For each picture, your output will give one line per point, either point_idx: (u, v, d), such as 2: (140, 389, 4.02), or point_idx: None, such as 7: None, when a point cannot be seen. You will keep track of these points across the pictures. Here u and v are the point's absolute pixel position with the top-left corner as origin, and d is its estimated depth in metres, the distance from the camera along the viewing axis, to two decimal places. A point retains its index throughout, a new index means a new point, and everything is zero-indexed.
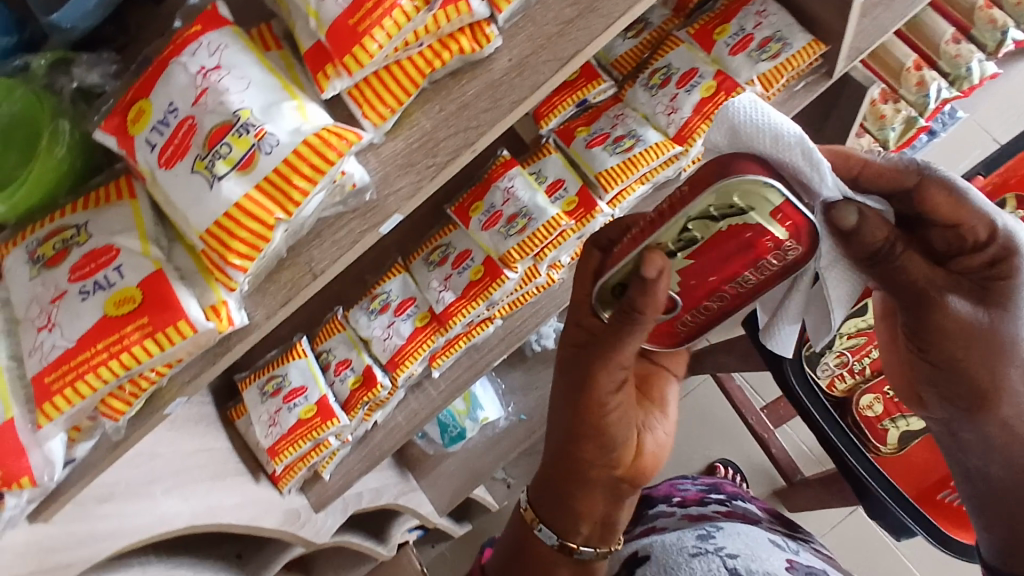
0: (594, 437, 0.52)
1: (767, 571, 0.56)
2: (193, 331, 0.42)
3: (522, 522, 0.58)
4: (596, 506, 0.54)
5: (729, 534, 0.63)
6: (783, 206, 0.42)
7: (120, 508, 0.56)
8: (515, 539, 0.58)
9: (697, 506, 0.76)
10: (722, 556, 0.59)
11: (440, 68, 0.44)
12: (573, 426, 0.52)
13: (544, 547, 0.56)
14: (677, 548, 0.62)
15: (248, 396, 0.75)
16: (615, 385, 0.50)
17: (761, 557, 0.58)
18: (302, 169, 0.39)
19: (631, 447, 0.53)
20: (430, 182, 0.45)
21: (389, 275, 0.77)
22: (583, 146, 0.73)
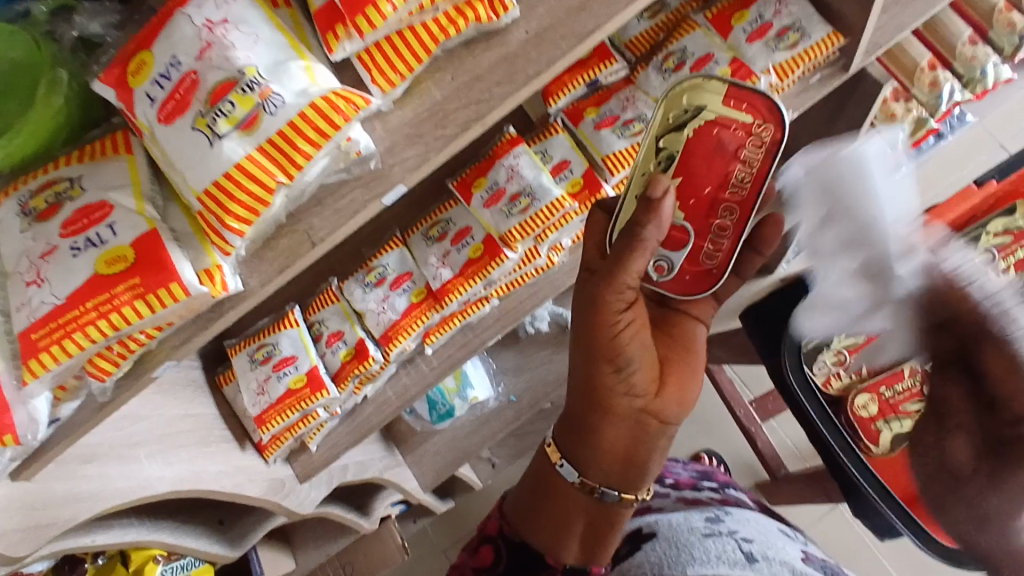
0: (611, 363, 0.49)
1: (783, 558, 0.57)
2: (186, 294, 0.41)
3: (545, 458, 0.58)
4: (620, 441, 0.52)
5: (738, 520, 0.65)
6: (728, 92, 0.46)
7: (103, 470, 0.55)
8: (537, 478, 0.58)
9: (691, 490, 0.77)
10: (738, 539, 0.60)
11: (454, 37, 0.43)
12: (586, 362, 0.50)
13: (568, 487, 0.55)
14: (687, 527, 0.62)
15: (237, 363, 0.74)
16: (625, 305, 0.47)
17: (777, 545, 0.59)
18: (306, 133, 0.37)
19: (652, 378, 0.50)
20: (437, 154, 0.43)
21: (386, 249, 0.76)
22: (591, 128, 0.72)
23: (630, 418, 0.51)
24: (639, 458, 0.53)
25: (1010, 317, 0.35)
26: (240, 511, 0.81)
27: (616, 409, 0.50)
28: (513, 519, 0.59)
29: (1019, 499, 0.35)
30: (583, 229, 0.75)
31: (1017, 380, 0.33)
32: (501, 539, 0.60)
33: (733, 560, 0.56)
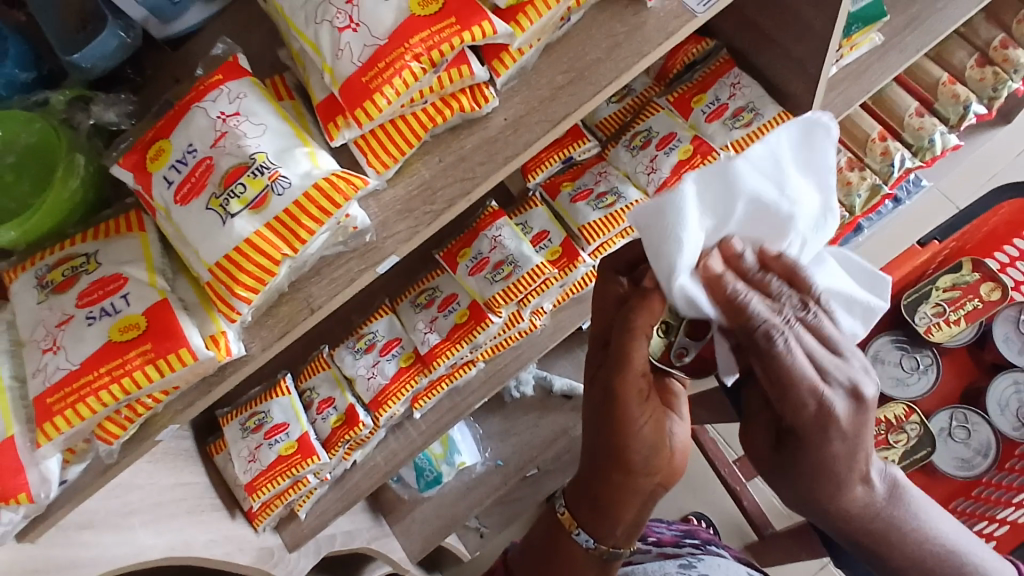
0: (633, 449, 0.54)
1: None
2: (194, 359, 0.44)
3: (558, 526, 0.62)
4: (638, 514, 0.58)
5: (710, 564, 0.73)
6: None
7: (97, 537, 0.57)
8: (542, 544, 0.63)
9: (673, 547, 0.78)
10: None
11: (441, 124, 0.48)
12: (610, 449, 0.55)
13: (579, 552, 0.61)
14: (660, 571, 0.71)
15: (229, 432, 0.76)
16: (643, 394, 0.53)
17: None
18: (311, 210, 0.42)
19: (669, 460, 0.56)
20: (427, 228, 0.48)
21: (376, 315, 0.79)
22: (568, 200, 0.77)
23: (648, 492, 0.57)
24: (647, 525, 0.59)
25: (746, 306, 0.43)
26: None
27: (638, 488, 0.56)
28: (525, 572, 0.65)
29: (833, 484, 0.48)
30: (563, 293, 0.79)
31: (787, 395, 0.43)
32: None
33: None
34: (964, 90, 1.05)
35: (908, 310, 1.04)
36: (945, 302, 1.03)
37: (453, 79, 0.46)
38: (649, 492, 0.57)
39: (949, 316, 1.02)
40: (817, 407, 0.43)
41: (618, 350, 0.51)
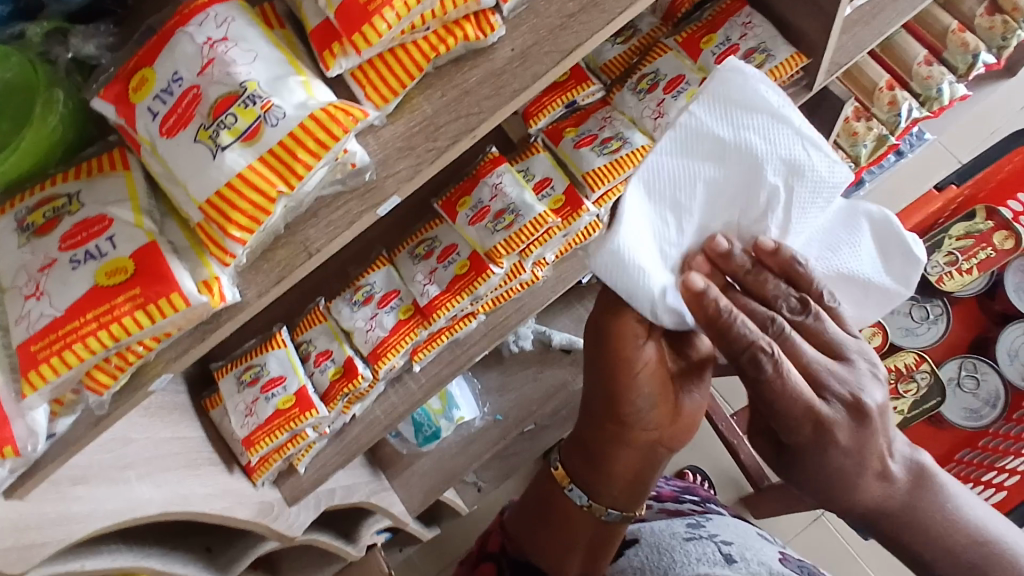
0: (629, 399, 0.57)
1: (760, 559, 0.62)
2: (186, 304, 0.42)
3: (552, 482, 0.64)
4: (632, 467, 0.60)
5: (718, 524, 0.70)
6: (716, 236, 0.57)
7: (93, 491, 0.56)
8: (541, 500, 0.65)
9: (674, 502, 0.81)
10: (716, 542, 0.65)
11: (445, 55, 0.45)
12: (607, 399, 0.57)
13: (575, 509, 0.62)
14: (670, 532, 0.68)
15: (224, 385, 0.74)
16: (642, 340, 0.55)
17: (754, 547, 0.65)
18: (307, 143, 0.39)
19: (664, 410, 0.58)
20: (429, 165, 0.45)
21: (373, 267, 0.77)
22: (572, 146, 0.74)
23: (645, 447, 0.59)
24: (644, 481, 0.61)
25: (734, 322, 0.47)
26: (227, 538, 0.80)
27: (633, 438, 0.58)
28: (514, 531, 0.66)
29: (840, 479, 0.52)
30: (565, 244, 0.76)
31: (778, 408, 0.48)
32: (505, 556, 0.66)
33: (714, 561, 0.62)
34: (974, 38, 1.01)
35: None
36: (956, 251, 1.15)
37: (456, 4, 0.43)
38: (646, 446, 0.59)
39: (961, 265, 1.14)
40: (814, 426, 0.49)
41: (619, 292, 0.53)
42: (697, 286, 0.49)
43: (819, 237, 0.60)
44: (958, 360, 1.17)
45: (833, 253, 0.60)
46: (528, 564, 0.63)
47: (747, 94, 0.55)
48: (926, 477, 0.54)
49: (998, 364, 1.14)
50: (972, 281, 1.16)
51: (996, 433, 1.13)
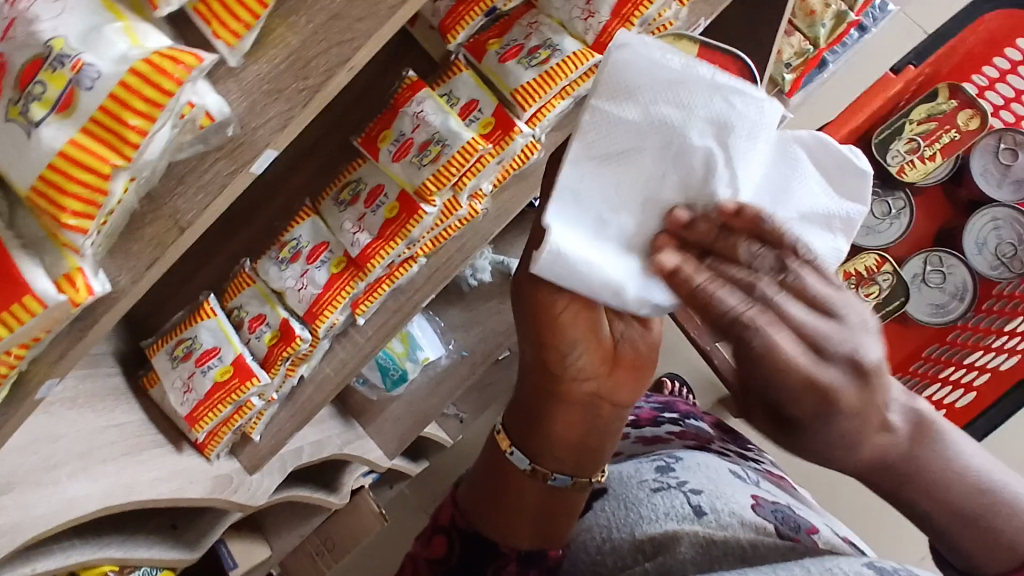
0: (558, 352, 0.55)
1: (731, 509, 0.60)
2: (43, 306, 0.36)
3: (495, 448, 0.63)
4: (573, 426, 0.59)
5: (688, 466, 0.68)
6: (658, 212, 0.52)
7: (19, 499, 0.51)
8: (489, 471, 0.63)
9: (651, 427, 0.86)
10: (686, 492, 0.64)
11: None
12: (538, 356, 0.56)
13: (518, 474, 0.61)
14: (637, 482, 0.67)
15: (158, 363, 0.70)
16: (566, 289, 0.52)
17: (727, 495, 0.62)
18: (134, 104, 0.32)
19: (599, 363, 0.57)
20: (303, 109, 0.38)
21: (297, 220, 0.71)
22: (496, 61, 0.66)
23: (582, 401, 0.59)
24: (587, 442, 0.61)
25: (713, 297, 0.40)
26: (193, 513, 0.78)
27: (566, 394, 0.58)
28: (468, 508, 0.61)
29: (850, 434, 0.43)
30: (502, 171, 0.70)
31: (773, 385, 0.39)
32: (455, 528, 0.60)
33: (683, 516, 0.61)
34: None
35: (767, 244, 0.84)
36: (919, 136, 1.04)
37: None
38: (582, 401, 0.59)
39: (924, 152, 1.04)
40: (812, 394, 0.39)
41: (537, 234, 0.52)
42: (669, 265, 0.44)
43: (766, 182, 0.50)
44: (922, 255, 1.06)
45: (783, 194, 0.50)
46: (476, 535, 0.59)
47: (645, 56, 0.45)
48: (926, 428, 0.47)
49: (964, 253, 1.05)
50: (933, 169, 1.05)
51: (965, 326, 1.05)
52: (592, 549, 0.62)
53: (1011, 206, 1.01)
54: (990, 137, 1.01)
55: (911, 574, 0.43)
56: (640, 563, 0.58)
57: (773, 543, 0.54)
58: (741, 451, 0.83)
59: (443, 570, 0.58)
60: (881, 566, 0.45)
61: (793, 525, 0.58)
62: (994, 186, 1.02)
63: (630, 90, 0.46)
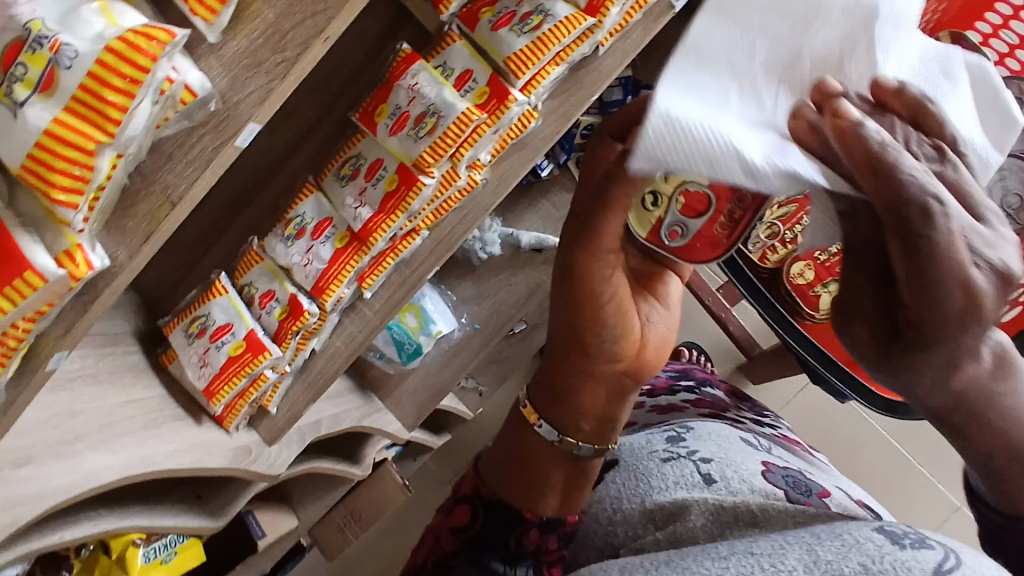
0: (595, 333, 0.54)
1: (741, 476, 0.58)
2: (44, 281, 0.38)
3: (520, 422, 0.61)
4: (601, 398, 0.58)
5: (700, 437, 0.67)
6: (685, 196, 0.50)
7: (40, 470, 0.53)
8: (511, 442, 0.60)
9: (666, 395, 0.86)
10: (696, 461, 0.62)
11: None
12: (571, 338, 0.56)
13: (546, 445, 0.59)
14: (647, 452, 0.65)
15: (174, 340, 0.72)
16: (605, 274, 0.53)
17: (735, 462, 0.60)
18: (112, 82, 0.33)
19: (631, 342, 0.56)
20: (282, 82, 0.39)
21: (301, 197, 0.72)
22: (489, 30, 0.66)
23: (611, 378, 0.57)
24: (612, 416, 0.59)
25: (897, 167, 0.32)
26: (216, 484, 0.81)
27: (598, 368, 0.56)
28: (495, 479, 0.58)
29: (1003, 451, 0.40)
30: (499, 141, 0.70)
31: (932, 282, 0.32)
32: (478, 498, 0.58)
33: (693, 484, 0.58)
34: None
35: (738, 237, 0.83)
36: None
37: None
38: (612, 377, 0.57)
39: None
40: (964, 297, 0.32)
41: (586, 223, 0.50)
42: (816, 144, 0.36)
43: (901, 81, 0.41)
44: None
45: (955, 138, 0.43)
46: (501, 505, 0.57)
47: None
48: (1009, 359, 0.38)
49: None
50: None
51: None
52: (603, 520, 0.60)
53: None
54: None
55: (922, 537, 0.40)
56: (650, 532, 0.56)
57: (782, 506, 0.51)
58: (757, 417, 0.83)
59: (465, 539, 0.57)
60: (892, 531, 0.41)
61: (805, 490, 0.56)
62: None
63: (698, 81, 0.36)
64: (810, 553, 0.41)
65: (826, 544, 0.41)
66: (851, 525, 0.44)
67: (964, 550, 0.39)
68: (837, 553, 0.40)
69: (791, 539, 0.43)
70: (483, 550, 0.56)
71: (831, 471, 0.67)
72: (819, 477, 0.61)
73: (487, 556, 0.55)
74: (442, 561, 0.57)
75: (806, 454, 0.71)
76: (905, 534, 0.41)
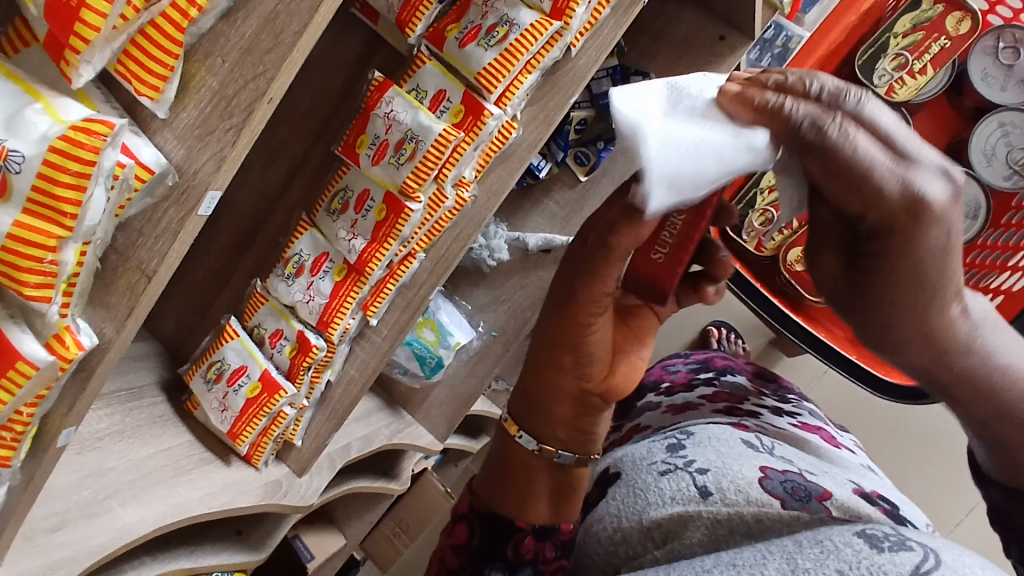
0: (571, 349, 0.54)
1: (736, 485, 0.56)
2: (35, 369, 0.39)
3: (504, 435, 0.60)
4: (570, 408, 0.57)
5: (699, 443, 0.65)
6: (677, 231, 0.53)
7: (75, 533, 0.56)
8: (499, 458, 0.60)
9: (683, 393, 0.84)
10: (692, 472, 0.60)
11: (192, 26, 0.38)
12: (550, 346, 0.55)
13: (526, 456, 0.58)
14: (647, 465, 0.64)
15: (195, 386, 0.75)
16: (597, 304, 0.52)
17: (732, 470, 0.58)
18: (61, 179, 0.34)
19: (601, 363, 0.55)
20: (233, 147, 0.40)
21: (297, 235, 0.73)
22: (456, 47, 0.65)
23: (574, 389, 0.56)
24: (585, 427, 0.58)
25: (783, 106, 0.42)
26: (255, 518, 0.84)
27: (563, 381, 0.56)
28: (487, 498, 0.59)
29: (916, 292, 0.42)
30: (482, 155, 0.70)
31: (851, 181, 0.38)
32: (474, 513, 0.59)
33: (688, 499, 0.57)
34: None
35: (736, 227, 1.08)
36: (906, 49, 1.04)
37: None
38: (577, 393, 0.56)
39: (913, 66, 1.04)
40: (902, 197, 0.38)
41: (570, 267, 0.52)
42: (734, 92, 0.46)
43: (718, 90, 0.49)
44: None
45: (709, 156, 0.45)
46: (494, 515, 0.58)
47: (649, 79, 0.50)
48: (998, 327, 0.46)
49: (974, 168, 1.06)
50: (927, 82, 1.05)
51: (985, 244, 1.08)
52: (604, 540, 0.59)
53: (1017, 108, 1.01)
54: (989, 38, 1.02)
55: (902, 539, 0.40)
56: (649, 550, 0.56)
57: (778, 514, 0.52)
58: (779, 404, 0.81)
59: (468, 554, 0.58)
60: (872, 534, 0.41)
61: (803, 495, 0.54)
62: (998, 90, 1.04)
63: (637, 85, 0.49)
64: (789, 562, 0.40)
65: (806, 551, 0.41)
66: (832, 529, 0.43)
67: (946, 551, 0.39)
68: (814, 560, 0.40)
69: (773, 548, 0.43)
70: (484, 559, 0.57)
71: (839, 461, 0.66)
72: (823, 476, 0.59)
73: (488, 567, 0.56)
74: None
75: (817, 445, 0.69)
76: (886, 536, 0.41)
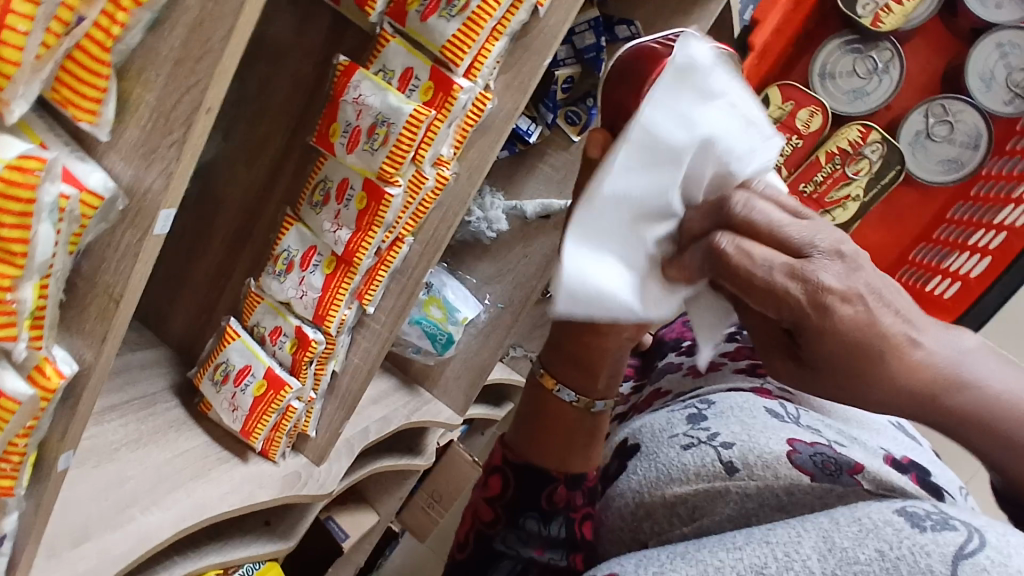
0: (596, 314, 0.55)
1: (764, 461, 0.51)
2: (18, 403, 0.40)
3: (538, 388, 0.59)
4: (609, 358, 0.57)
5: (720, 414, 0.60)
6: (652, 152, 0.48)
7: (98, 544, 0.57)
8: (529, 408, 0.59)
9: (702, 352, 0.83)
10: (716, 446, 0.54)
11: (120, 42, 0.36)
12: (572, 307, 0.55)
13: (566, 408, 0.57)
14: (668, 437, 0.59)
15: (205, 390, 0.76)
16: None
17: (757, 443, 0.53)
18: (6, 219, 0.34)
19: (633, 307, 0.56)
20: (179, 163, 0.39)
21: (284, 231, 0.73)
22: (418, 21, 0.62)
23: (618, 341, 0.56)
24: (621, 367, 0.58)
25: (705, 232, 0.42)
26: (281, 508, 0.87)
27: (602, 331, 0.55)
28: (519, 453, 0.58)
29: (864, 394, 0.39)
30: (459, 130, 0.68)
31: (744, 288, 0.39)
32: (509, 467, 0.58)
33: (713, 475, 0.52)
34: None
35: None
36: None
37: None
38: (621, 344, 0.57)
39: None
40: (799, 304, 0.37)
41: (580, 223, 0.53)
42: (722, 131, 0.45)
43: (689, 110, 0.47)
44: (927, 106, 1.07)
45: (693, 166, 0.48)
46: (530, 467, 0.57)
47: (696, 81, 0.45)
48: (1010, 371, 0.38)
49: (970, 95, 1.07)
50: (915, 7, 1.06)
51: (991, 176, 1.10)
52: (626, 516, 0.55)
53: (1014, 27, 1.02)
54: None
55: (944, 519, 0.37)
56: (677, 528, 0.51)
57: (807, 487, 0.48)
58: None
59: (502, 505, 0.57)
60: (914, 513, 0.38)
61: (834, 470, 0.49)
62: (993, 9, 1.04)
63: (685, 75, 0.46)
64: (826, 541, 0.38)
65: (844, 530, 0.38)
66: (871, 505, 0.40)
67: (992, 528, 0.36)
68: (853, 539, 0.37)
69: (808, 525, 0.40)
70: (518, 512, 0.57)
71: (863, 423, 0.63)
72: (852, 448, 0.54)
73: (523, 518, 0.56)
74: (482, 532, 0.58)
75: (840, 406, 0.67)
76: (928, 514, 0.38)
